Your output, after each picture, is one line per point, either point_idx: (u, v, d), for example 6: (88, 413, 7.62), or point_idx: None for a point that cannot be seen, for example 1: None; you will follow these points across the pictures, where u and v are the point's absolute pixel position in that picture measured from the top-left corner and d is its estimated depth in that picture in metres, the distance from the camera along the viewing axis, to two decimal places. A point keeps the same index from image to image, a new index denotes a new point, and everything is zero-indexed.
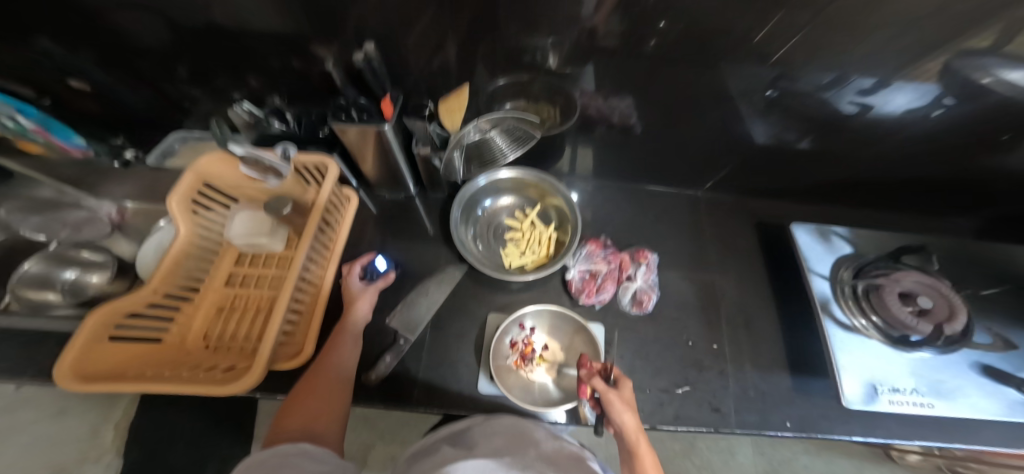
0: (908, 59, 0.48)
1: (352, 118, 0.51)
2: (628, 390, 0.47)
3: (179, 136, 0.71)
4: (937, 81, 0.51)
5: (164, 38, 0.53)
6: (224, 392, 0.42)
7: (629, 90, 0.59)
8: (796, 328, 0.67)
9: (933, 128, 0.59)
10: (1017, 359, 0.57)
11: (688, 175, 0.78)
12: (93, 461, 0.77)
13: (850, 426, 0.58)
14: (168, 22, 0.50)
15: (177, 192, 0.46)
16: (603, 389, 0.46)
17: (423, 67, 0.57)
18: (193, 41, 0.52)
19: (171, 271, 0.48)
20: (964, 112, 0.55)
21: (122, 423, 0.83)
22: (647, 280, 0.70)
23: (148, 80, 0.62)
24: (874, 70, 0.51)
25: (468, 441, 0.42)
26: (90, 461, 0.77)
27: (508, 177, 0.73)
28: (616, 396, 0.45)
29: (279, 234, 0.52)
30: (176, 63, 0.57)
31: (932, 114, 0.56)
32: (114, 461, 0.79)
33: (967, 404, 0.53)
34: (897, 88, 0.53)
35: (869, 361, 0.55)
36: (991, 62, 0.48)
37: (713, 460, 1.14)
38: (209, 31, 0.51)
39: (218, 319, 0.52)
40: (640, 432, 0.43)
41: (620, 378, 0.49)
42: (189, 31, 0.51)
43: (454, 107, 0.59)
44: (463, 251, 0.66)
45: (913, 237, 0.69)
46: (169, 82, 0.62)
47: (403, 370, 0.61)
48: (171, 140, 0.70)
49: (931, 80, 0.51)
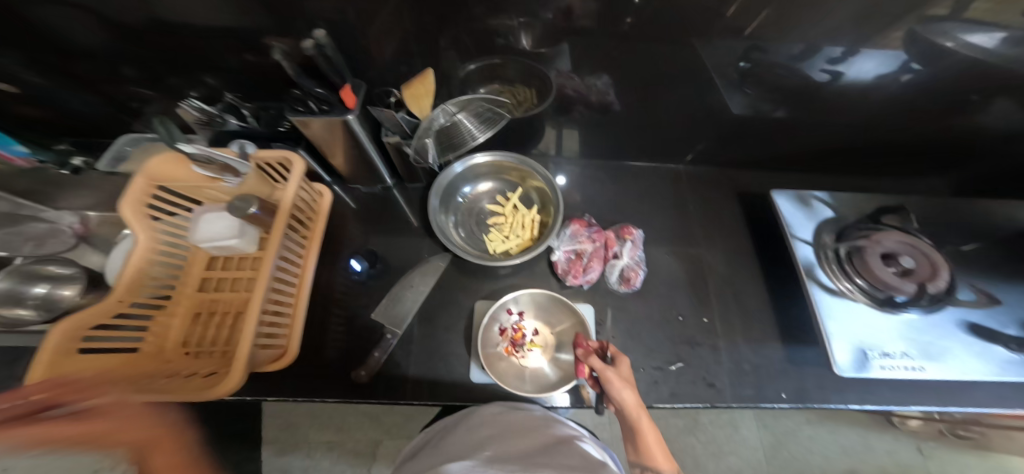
0: (871, 27, 0.49)
1: (313, 110, 0.49)
2: (625, 367, 0.49)
3: None
4: (901, 48, 0.51)
5: (97, 35, 0.50)
6: (208, 396, 0.42)
7: (604, 67, 0.57)
8: (784, 297, 0.66)
9: (897, 93, 0.60)
10: (1001, 315, 0.57)
11: (667, 149, 0.77)
12: None
13: (844, 394, 0.58)
14: (100, 17, 0.47)
15: (130, 197, 0.46)
16: (601, 367, 0.48)
17: (386, 55, 0.54)
18: (131, 37, 0.50)
19: (137, 280, 0.47)
20: (927, 76, 0.56)
21: None
22: (633, 256, 0.68)
23: (94, 85, 0.59)
24: (839, 38, 0.51)
25: (461, 440, 0.41)
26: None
27: (485, 161, 0.71)
28: (615, 373, 0.47)
29: (250, 234, 0.49)
30: (118, 63, 0.54)
31: (901, 79, 0.56)
32: None
33: (957, 364, 0.52)
34: (864, 58, 0.53)
35: (857, 326, 0.54)
36: (949, 25, 0.49)
37: (718, 435, 1.16)
38: (147, 25, 0.48)
39: (196, 325, 0.51)
40: (640, 407, 0.45)
41: (617, 356, 0.51)
42: (123, 27, 0.48)
43: (419, 92, 0.54)
44: (442, 238, 0.63)
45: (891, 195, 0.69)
46: (115, 84, 0.58)
47: (391, 366, 0.60)
48: None
49: (895, 46, 0.51)
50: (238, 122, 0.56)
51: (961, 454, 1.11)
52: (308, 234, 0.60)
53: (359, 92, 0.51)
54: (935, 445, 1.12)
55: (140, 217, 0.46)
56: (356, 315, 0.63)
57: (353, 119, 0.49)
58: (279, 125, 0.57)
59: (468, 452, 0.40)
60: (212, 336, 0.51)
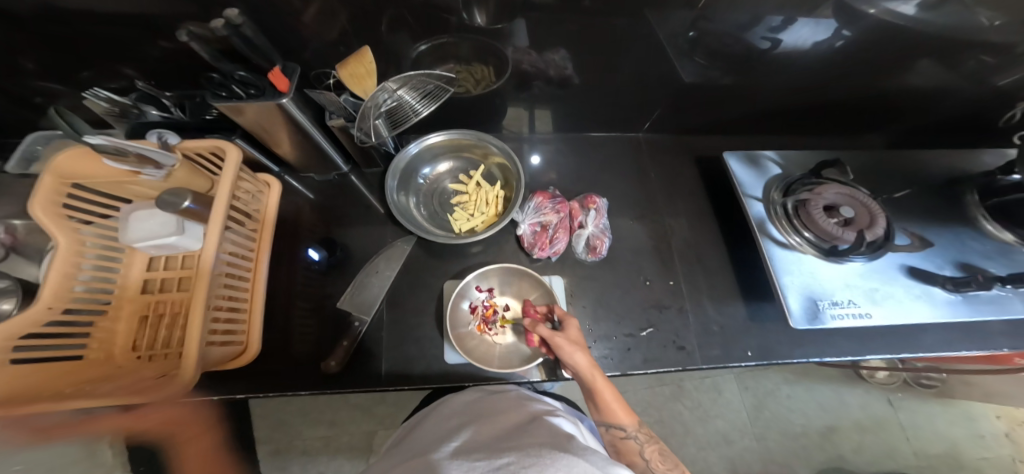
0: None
1: (237, 94, 0.47)
2: (573, 329, 0.51)
3: (44, 136, 0.54)
4: (830, 15, 0.53)
5: None
6: (155, 399, 0.40)
7: (561, 41, 0.56)
8: (744, 256, 0.68)
9: (836, 57, 0.61)
10: (937, 257, 0.60)
11: (626, 119, 0.76)
12: None
13: (805, 348, 0.59)
14: None
15: (40, 197, 0.43)
16: (549, 335, 0.49)
17: (324, 34, 0.50)
18: (22, 24, 0.44)
19: (65, 284, 0.44)
20: (863, 37, 0.57)
21: None
22: (598, 225, 0.67)
23: None
24: (781, 7, 0.51)
25: (422, 437, 0.39)
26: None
27: (442, 139, 0.69)
28: (562, 338, 0.48)
29: (194, 231, 0.47)
30: (14, 55, 0.48)
31: (835, 45, 0.58)
32: None
33: (899, 308, 0.55)
34: (804, 24, 0.54)
35: (808, 277, 0.56)
36: None
37: (704, 400, 1.16)
38: (41, 12, 0.42)
39: (144, 328, 0.50)
40: (595, 367, 0.46)
41: (565, 319, 0.53)
42: (10, 13, 0.42)
43: (360, 72, 0.51)
44: (402, 219, 0.62)
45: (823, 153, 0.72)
46: (12, 78, 0.52)
47: (360, 355, 0.58)
48: (32, 142, 0.53)
49: (827, 15, 0.53)
50: (159, 113, 0.51)
51: (925, 403, 1.18)
52: (258, 226, 0.58)
53: (293, 75, 0.49)
54: (903, 397, 1.18)
55: (56, 218, 0.44)
56: (322, 304, 0.61)
57: (288, 101, 0.47)
58: (207, 114, 0.53)
59: (435, 437, 0.38)
60: (162, 338, 0.49)
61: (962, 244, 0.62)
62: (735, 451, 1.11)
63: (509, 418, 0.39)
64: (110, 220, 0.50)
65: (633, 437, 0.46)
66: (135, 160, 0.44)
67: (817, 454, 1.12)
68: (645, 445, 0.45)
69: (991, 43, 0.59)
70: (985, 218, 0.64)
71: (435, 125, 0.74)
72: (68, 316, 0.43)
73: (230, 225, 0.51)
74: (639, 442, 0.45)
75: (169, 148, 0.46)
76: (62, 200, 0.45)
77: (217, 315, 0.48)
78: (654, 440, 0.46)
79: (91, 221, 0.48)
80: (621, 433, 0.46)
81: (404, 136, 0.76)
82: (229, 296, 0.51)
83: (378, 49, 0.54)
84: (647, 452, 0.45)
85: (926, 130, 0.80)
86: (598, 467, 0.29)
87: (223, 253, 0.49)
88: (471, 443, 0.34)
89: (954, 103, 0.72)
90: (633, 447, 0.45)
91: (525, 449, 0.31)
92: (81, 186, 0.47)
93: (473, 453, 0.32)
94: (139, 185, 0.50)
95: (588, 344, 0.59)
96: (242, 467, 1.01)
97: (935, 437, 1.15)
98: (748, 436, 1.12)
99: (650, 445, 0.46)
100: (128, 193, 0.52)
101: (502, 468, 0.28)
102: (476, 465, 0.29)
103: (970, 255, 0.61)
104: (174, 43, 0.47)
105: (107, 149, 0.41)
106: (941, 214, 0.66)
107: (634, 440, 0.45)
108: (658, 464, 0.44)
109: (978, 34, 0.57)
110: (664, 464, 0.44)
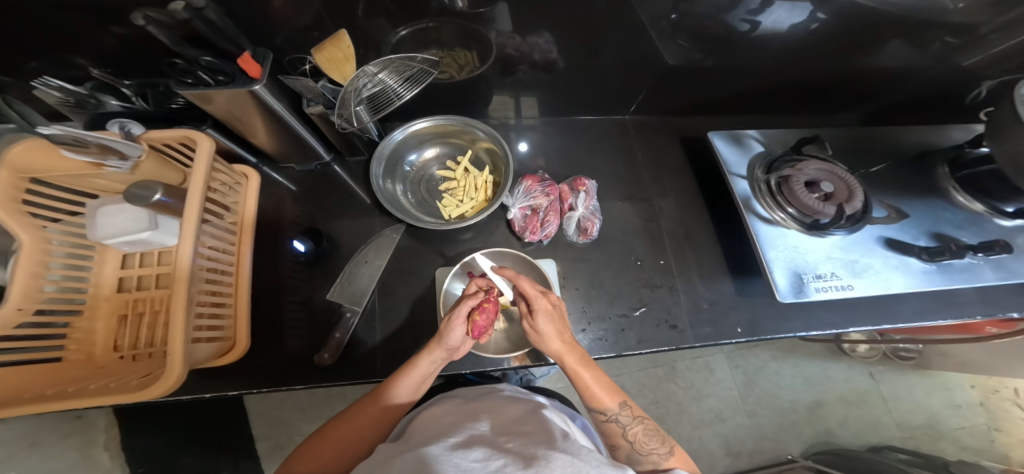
0: None
1: (206, 82, 0.45)
2: (543, 320, 0.47)
3: None
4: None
5: None
6: (141, 398, 0.39)
7: (545, 24, 0.55)
8: (732, 234, 0.68)
9: (812, 39, 0.61)
10: (913, 228, 0.62)
11: (613, 101, 0.75)
12: None
13: (792, 323, 0.61)
14: None
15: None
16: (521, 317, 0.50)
17: (297, 20, 0.48)
18: None
19: (34, 285, 0.43)
20: (840, 18, 0.57)
21: None
22: (588, 207, 0.67)
23: None
24: None
25: (414, 432, 0.38)
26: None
27: (427, 125, 0.67)
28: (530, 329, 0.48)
29: (168, 227, 0.47)
30: None
31: (810, 27, 0.58)
32: None
33: (878, 280, 0.56)
34: (782, 8, 0.54)
35: (792, 252, 0.57)
36: None
37: (696, 380, 1.18)
38: None
39: (123, 328, 0.48)
40: (567, 351, 0.47)
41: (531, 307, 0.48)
42: None
43: (336, 57, 0.49)
44: (389, 207, 0.60)
45: (802, 130, 0.73)
46: None
47: (353, 347, 0.57)
48: None
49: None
50: (120, 103, 0.51)
51: (905, 375, 1.23)
52: (237, 218, 0.57)
53: (265, 61, 0.47)
54: (884, 370, 1.23)
55: (19, 217, 0.42)
56: (311, 296, 0.60)
57: (261, 88, 0.45)
58: (173, 103, 0.52)
59: (430, 431, 0.36)
60: (144, 336, 0.48)
61: (935, 216, 0.64)
62: (728, 428, 1.15)
63: (507, 415, 0.39)
64: (77, 217, 0.48)
65: (616, 420, 0.45)
66: (97, 151, 0.42)
67: (805, 428, 1.17)
68: (629, 427, 0.45)
69: (964, 23, 0.60)
70: (955, 190, 0.66)
71: (419, 111, 0.72)
72: (41, 317, 0.42)
73: (207, 218, 0.50)
74: (622, 425, 0.45)
75: (133, 138, 0.44)
76: (22, 196, 0.43)
77: (200, 312, 0.47)
78: (642, 421, 0.46)
79: (58, 219, 0.47)
80: (603, 417, 0.46)
81: (388, 123, 0.74)
82: (212, 292, 0.50)
83: (357, 35, 0.52)
84: (630, 434, 0.45)
85: (908, 107, 0.81)
86: (594, 467, 0.28)
87: (202, 248, 0.48)
88: (468, 438, 0.33)
89: (932, 80, 0.73)
90: (617, 430, 0.45)
91: (521, 449, 0.30)
92: (41, 182, 0.45)
93: (470, 450, 0.30)
94: (102, 179, 0.48)
95: (582, 327, 0.60)
96: (245, 463, 1.02)
97: (915, 407, 1.20)
98: (739, 414, 1.16)
99: (635, 426, 0.45)
100: (94, 187, 0.50)
101: (499, 471, 0.27)
102: (473, 465, 0.28)
103: (942, 225, 0.63)
104: (135, 30, 0.45)
105: (66, 141, 0.39)
106: (916, 188, 0.67)
107: (617, 423, 0.45)
108: (640, 446, 0.44)
109: (953, 14, 0.58)
110: (647, 446, 0.44)
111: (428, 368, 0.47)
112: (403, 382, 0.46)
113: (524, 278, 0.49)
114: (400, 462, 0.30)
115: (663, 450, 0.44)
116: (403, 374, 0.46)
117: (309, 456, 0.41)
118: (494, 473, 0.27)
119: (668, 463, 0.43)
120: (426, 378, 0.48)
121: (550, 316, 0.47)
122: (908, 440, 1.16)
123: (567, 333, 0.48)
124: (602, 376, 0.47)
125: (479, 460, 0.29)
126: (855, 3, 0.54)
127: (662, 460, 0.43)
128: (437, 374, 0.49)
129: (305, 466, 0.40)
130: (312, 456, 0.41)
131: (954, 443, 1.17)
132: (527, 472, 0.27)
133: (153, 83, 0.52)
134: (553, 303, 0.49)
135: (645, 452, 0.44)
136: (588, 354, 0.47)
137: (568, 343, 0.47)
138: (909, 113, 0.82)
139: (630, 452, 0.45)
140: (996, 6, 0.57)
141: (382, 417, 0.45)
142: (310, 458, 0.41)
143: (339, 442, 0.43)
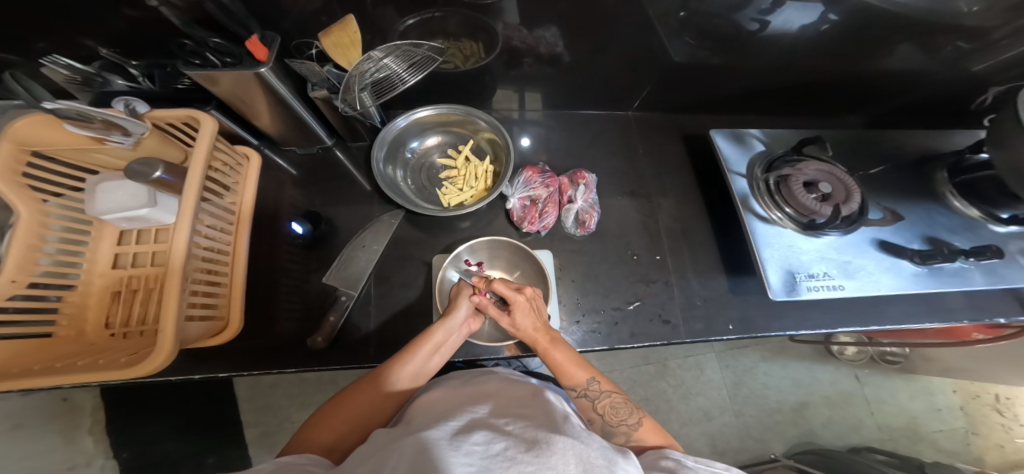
0: None
1: (213, 64, 0.44)
2: (520, 316, 0.48)
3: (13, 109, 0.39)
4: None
5: None
6: (132, 375, 0.38)
7: (554, 18, 0.54)
8: (728, 233, 0.69)
9: (820, 41, 0.62)
10: (907, 231, 0.63)
11: (617, 96, 0.75)
12: (83, 465, 0.74)
13: (783, 322, 0.62)
14: None
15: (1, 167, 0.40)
16: (497, 318, 0.49)
17: (301, 6, 0.46)
18: None
19: (30, 258, 0.42)
20: (847, 21, 0.57)
21: (97, 427, 0.79)
22: (587, 200, 0.67)
23: None
24: None
25: (409, 418, 0.38)
26: (80, 467, 0.74)
27: (430, 114, 0.67)
28: (509, 326, 0.49)
29: (167, 204, 0.46)
30: None
31: (822, 28, 0.59)
32: (106, 462, 0.77)
33: (870, 281, 0.57)
34: (793, 8, 0.54)
35: (787, 250, 0.58)
36: None
37: (687, 378, 1.20)
38: None
39: (116, 304, 0.48)
40: (538, 335, 0.48)
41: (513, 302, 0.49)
42: None
43: (343, 41, 0.47)
44: (388, 191, 0.60)
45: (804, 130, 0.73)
46: None
47: (350, 331, 0.57)
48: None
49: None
50: (126, 82, 0.50)
51: (890, 379, 1.25)
52: (237, 199, 0.56)
53: (273, 46, 0.46)
54: (870, 373, 1.26)
55: (18, 190, 0.41)
56: (308, 279, 0.61)
57: (266, 70, 0.44)
58: (179, 83, 0.51)
59: (427, 416, 0.36)
60: (136, 314, 0.48)
61: (931, 220, 0.65)
62: (715, 426, 1.16)
63: (506, 399, 0.39)
64: (79, 192, 0.48)
65: (586, 395, 0.46)
66: (102, 125, 0.42)
67: (790, 428, 1.18)
68: (598, 400, 0.45)
69: (969, 29, 0.60)
70: (952, 195, 0.67)
71: (421, 98, 0.71)
72: (34, 291, 0.42)
73: (206, 197, 0.50)
74: (591, 398, 0.45)
75: (137, 116, 0.44)
76: (23, 169, 0.43)
77: (195, 289, 0.46)
78: (610, 394, 0.46)
79: (60, 193, 0.47)
80: (575, 392, 0.46)
81: (391, 110, 0.74)
82: (207, 270, 0.49)
83: (365, 21, 0.51)
84: (600, 406, 0.45)
85: (902, 112, 0.82)
86: (595, 449, 0.29)
87: (200, 226, 0.47)
88: (468, 423, 0.33)
89: (934, 85, 0.74)
90: (587, 405, 0.46)
91: (521, 432, 0.31)
92: (42, 156, 0.45)
93: (472, 434, 0.30)
94: (103, 154, 0.48)
95: (576, 319, 0.60)
96: (233, 450, 0.99)
97: (898, 410, 1.23)
98: (727, 413, 1.18)
99: (603, 399, 0.45)
100: (94, 162, 0.49)
101: (500, 455, 0.27)
102: (474, 448, 0.28)
103: (937, 229, 0.64)
104: (149, 12, 0.43)
105: (70, 115, 0.39)
106: (914, 194, 0.68)
107: (587, 398, 0.46)
108: (610, 418, 0.44)
109: (959, 19, 0.58)
110: (617, 417, 0.44)
111: (444, 336, 0.48)
112: (418, 351, 0.46)
113: (496, 281, 0.49)
114: (400, 447, 0.30)
115: (631, 420, 0.43)
116: (418, 342, 0.47)
117: (316, 427, 0.41)
118: (496, 456, 0.27)
119: (639, 433, 0.42)
120: (441, 347, 0.48)
121: (529, 311, 0.49)
122: (888, 442, 1.19)
123: (541, 321, 0.49)
124: (572, 354, 0.48)
125: (480, 443, 0.29)
126: (867, 4, 0.54)
127: (632, 430, 0.42)
128: (453, 345, 0.50)
129: (321, 432, 0.40)
130: (324, 428, 0.41)
131: (932, 445, 1.20)
132: (529, 454, 0.27)
133: (162, 64, 0.51)
134: (530, 295, 0.50)
135: (615, 423, 0.43)
136: (558, 336, 0.49)
137: (539, 327, 0.49)
138: (906, 119, 0.84)
139: (603, 424, 0.44)
140: (1007, 14, 0.57)
141: (388, 399, 0.45)
142: (324, 426, 0.41)
143: (344, 419, 0.42)
